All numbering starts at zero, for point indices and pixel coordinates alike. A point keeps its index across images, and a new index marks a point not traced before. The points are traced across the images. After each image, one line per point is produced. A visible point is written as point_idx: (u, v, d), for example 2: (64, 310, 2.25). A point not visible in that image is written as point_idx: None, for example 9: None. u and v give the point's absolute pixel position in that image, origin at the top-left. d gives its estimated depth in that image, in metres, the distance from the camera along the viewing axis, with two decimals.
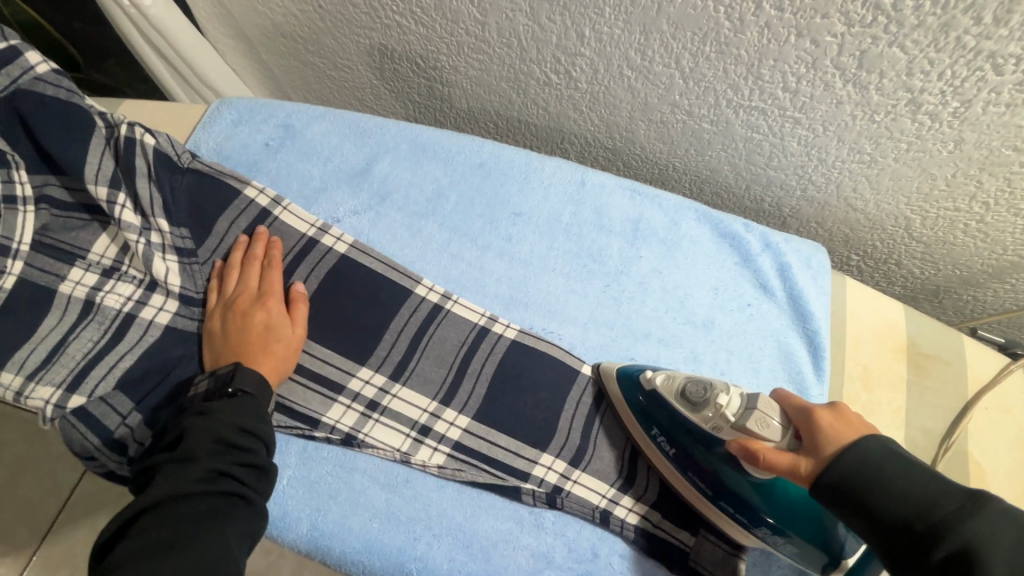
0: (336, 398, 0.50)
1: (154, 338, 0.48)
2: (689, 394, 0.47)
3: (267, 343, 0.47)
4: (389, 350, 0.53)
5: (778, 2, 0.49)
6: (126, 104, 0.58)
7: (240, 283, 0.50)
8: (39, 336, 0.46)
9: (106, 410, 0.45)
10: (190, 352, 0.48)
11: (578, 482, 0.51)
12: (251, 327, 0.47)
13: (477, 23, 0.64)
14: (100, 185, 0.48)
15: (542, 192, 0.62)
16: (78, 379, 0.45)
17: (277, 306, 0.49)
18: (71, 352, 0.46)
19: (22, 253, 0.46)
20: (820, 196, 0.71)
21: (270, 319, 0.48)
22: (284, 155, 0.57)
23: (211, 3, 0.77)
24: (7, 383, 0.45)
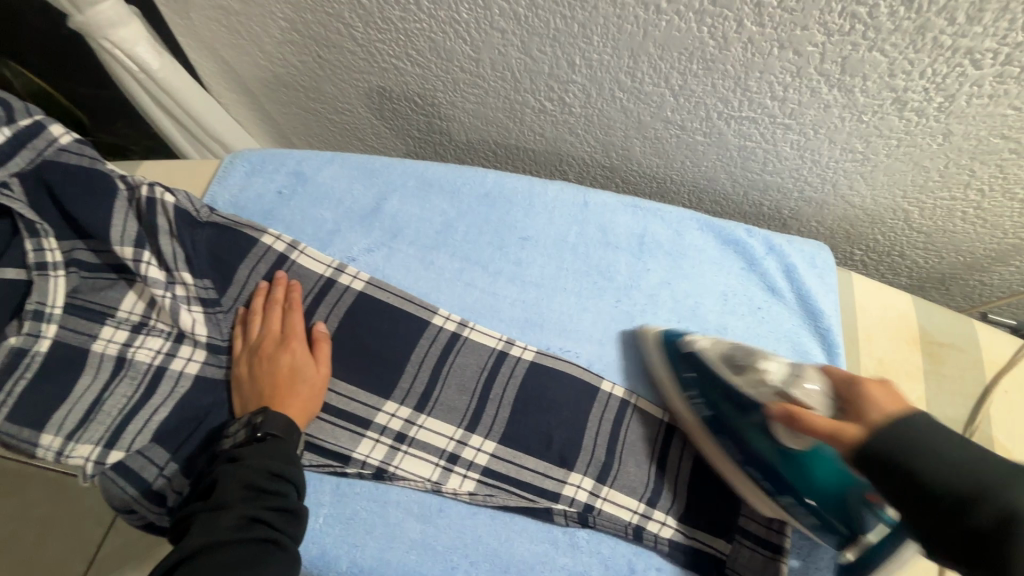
0: (363, 433, 0.51)
1: (184, 388, 0.49)
2: (735, 359, 0.51)
3: (295, 384, 0.49)
4: (412, 382, 0.54)
5: (758, 19, 0.51)
6: (143, 166, 0.61)
7: (263, 328, 0.51)
8: (75, 395, 0.47)
9: (144, 463, 0.46)
10: (220, 399, 0.49)
11: (608, 499, 0.52)
12: (278, 369, 0.49)
13: (470, 61, 0.66)
14: (125, 245, 0.50)
15: (547, 215, 0.63)
16: (115, 434, 0.47)
17: (300, 347, 0.51)
18: (107, 409, 0.47)
19: (55, 316, 0.49)
20: (817, 196, 0.73)
21: (295, 359, 0.50)
22: (296, 200, 0.59)
23: (213, 61, 0.80)
24: (47, 444, 0.46)
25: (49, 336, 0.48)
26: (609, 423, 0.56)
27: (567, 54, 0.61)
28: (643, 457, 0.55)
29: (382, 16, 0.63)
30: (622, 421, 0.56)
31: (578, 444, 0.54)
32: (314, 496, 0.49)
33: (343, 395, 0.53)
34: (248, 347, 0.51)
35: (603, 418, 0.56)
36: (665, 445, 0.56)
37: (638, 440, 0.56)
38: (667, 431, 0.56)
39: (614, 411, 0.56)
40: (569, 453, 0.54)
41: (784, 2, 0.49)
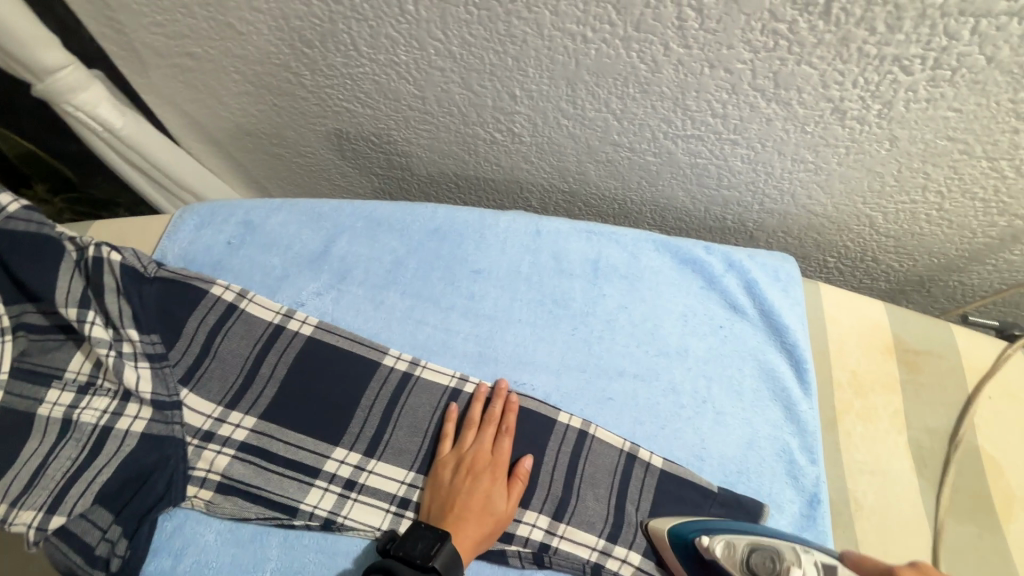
0: (311, 482, 0.50)
1: (130, 447, 0.49)
2: (755, 568, 0.42)
3: (483, 515, 0.48)
4: (362, 426, 0.53)
5: (684, 41, 0.51)
6: (97, 226, 0.61)
7: (472, 446, 0.52)
8: (21, 461, 0.47)
9: (87, 526, 0.47)
10: (167, 456, 0.49)
11: (565, 537, 0.51)
12: (478, 495, 0.49)
13: (417, 99, 0.67)
14: (70, 306, 0.50)
15: (499, 247, 0.63)
16: (58, 499, 0.46)
17: (503, 475, 0.51)
18: (51, 473, 0.47)
19: (1, 381, 0.49)
20: (779, 207, 0.72)
21: (497, 489, 0.50)
22: (245, 249, 0.59)
23: (178, 116, 0.83)
24: None
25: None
26: (566, 456, 0.55)
27: (506, 87, 0.62)
28: (601, 490, 0.54)
29: (326, 64, 0.65)
30: (579, 453, 0.55)
31: (534, 481, 0.53)
32: (260, 552, 0.47)
33: (292, 443, 0.52)
34: (453, 461, 0.51)
35: (560, 451, 0.55)
36: (625, 476, 0.54)
37: (597, 472, 0.54)
38: (627, 462, 0.55)
39: (570, 443, 0.55)
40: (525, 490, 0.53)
41: (705, 24, 0.49)
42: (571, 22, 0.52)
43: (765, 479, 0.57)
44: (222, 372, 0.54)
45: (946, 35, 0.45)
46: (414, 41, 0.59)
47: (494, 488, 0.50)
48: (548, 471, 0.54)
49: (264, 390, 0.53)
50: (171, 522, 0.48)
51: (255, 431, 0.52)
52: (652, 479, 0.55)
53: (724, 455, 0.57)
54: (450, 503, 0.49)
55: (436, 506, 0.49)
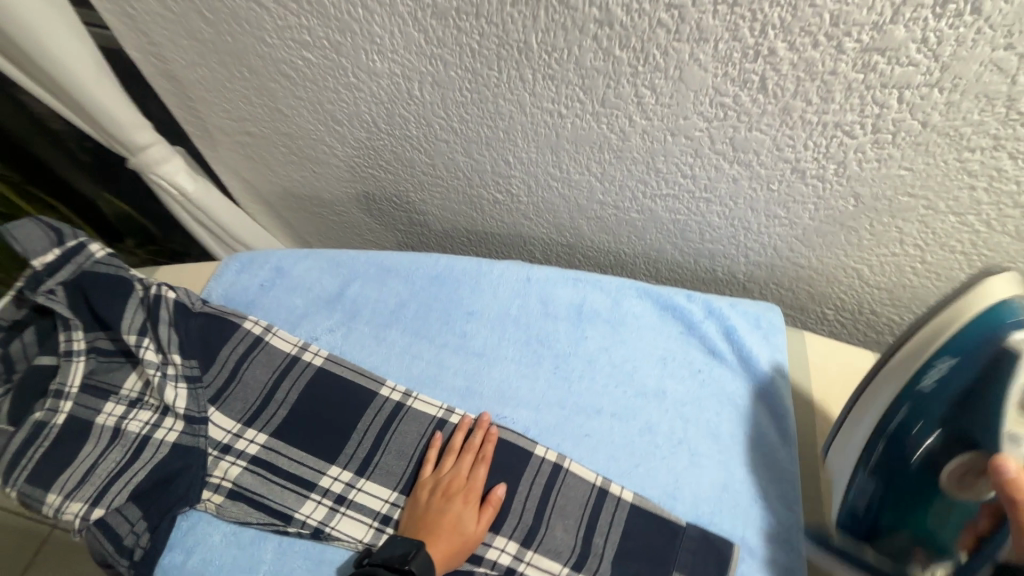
0: (308, 495, 0.57)
1: (162, 454, 0.58)
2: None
3: (455, 533, 0.53)
4: (356, 448, 0.60)
5: (644, 114, 0.59)
6: (163, 270, 0.74)
7: (451, 470, 0.58)
8: (77, 461, 0.57)
9: (121, 519, 0.55)
10: (190, 463, 0.58)
11: (532, 563, 0.55)
12: (452, 515, 0.54)
13: (429, 166, 0.78)
14: (131, 332, 0.62)
15: (491, 292, 0.70)
16: (101, 493, 0.55)
17: (477, 498, 0.56)
18: (99, 471, 0.57)
19: (72, 394, 0.60)
20: (764, 259, 0.75)
21: (470, 511, 0.55)
22: (275, 290, 0.70)
23: (240, 183, 0.98)
24: (50, 501, 0.55)
25: (64, 409, 0.59)
26: (538, 487, 0.58)
27: (501, 155, 0.71)
28: (570, 520, 0.57)
29: (354, 138, 0.77)
30: (551, 485, 0.58)
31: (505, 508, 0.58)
32: (258, 555, 0.54)
33: (296, 460, 0.59)
34: (435, 484, 0.57)
35: (533, 481, 0.59)
36: (594, 510, 0.57)
37: (567, 504, 0.57)
38: (597, 496, 0.58)
39: (544, 475, 0.59)
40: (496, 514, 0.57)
41: (660, 100, 0.56)
42: (547, 101, 0.61)
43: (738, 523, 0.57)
44: (244, 395, 0.63)
45: (877, 104, 0.50)
46: (422, 119, 0.70)
47: (467, 509, 0.55)
48: (521, 500, 0.58)
49: (276, 413, 0.62)
50: (186, 521, 0.56)
51: (266, 446, 0.60)
52: (621, 514, 0.57)
53: (696, 497, 0.58)
54: (427, 520, 0.54)
55: (415, 522, 0.55)
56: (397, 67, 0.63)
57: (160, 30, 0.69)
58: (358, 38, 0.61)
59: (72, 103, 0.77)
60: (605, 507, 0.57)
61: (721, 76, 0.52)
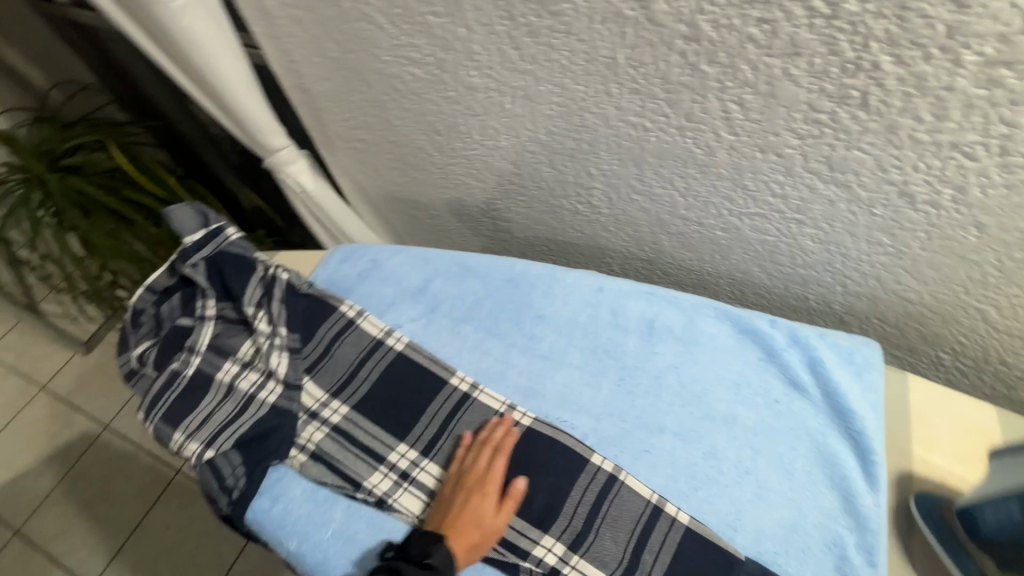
0: (377, 466, 0.62)
1: (264, 412, 0.67)
2: None
3: (475, 526, 0.56)
4: (423, 431, 0.64)
5: (732, 130, 0.58)
6: (282, 255, 0.86)
7: (470, 465, 0.60)
8: (199, 408, 0.67)
9: (225, 462, 0.64)
10: (284, 422, 0.66)
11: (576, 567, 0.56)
12: (472, 509, 0.57)
13: (515, 175, 0.82)
14: (251, 305, 0.73)
15: (564, 298, 0.72)
16: (213, 438, 0.65)
17: (494, 491, 0.59)
18: (213, 419, 0.66)
19: (200, 351, 0.71)
20: (865, 290, 0.69)
21: (488, 503, 0.58)
22: (370, 280, 0.78)
23: (351, 184, 1.10)
24: (177, 438, 0.66)
25: (193, 363, 0.70)
26: (590, 495, 0.58)
27: (584, 167, 0.73)
28: (620, 534, 0.56)
29: (450, 147, 0.84)
30: (604, 495, 0.58)
31: (555, 508, 0.58)
32: (329, 512, 0.60)
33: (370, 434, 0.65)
34: (457, 477, 0.60)
35: (586, 487, 0.59)
36: (646, 527, 0.56)
37: (619, 516, 0.57)
38: (650, 512, 0.57)
39: (598, 483, 0.59)
40: (545, 513, 0.58)
41: (749, 115, 0.55)
42: (632, 115, 0.62)
43: (805, 568, 0.53)
44: (334, 370, 0.70)
45: (1004, 123, 0.45)
46: (512, 130, 0.74)
47: (486, 502, 0.58)
48: (572, 503, 0.58)
49: (359, 389, 0.68)
50: (274, 474, 0.64)
51: (346, 417, 0.66)
52: (673, 537, 0.55)
53: (760, 532, 0.55)
54: (450, 513, 0.58)
55: (439, 514, 0.58)
56: (492, 82, 0.68)
57: (300, 51, 0.81)
58: (459, 56, 0.66)
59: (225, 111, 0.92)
60: (657, 526, 0.56)
61: (816, 92, 0.50)
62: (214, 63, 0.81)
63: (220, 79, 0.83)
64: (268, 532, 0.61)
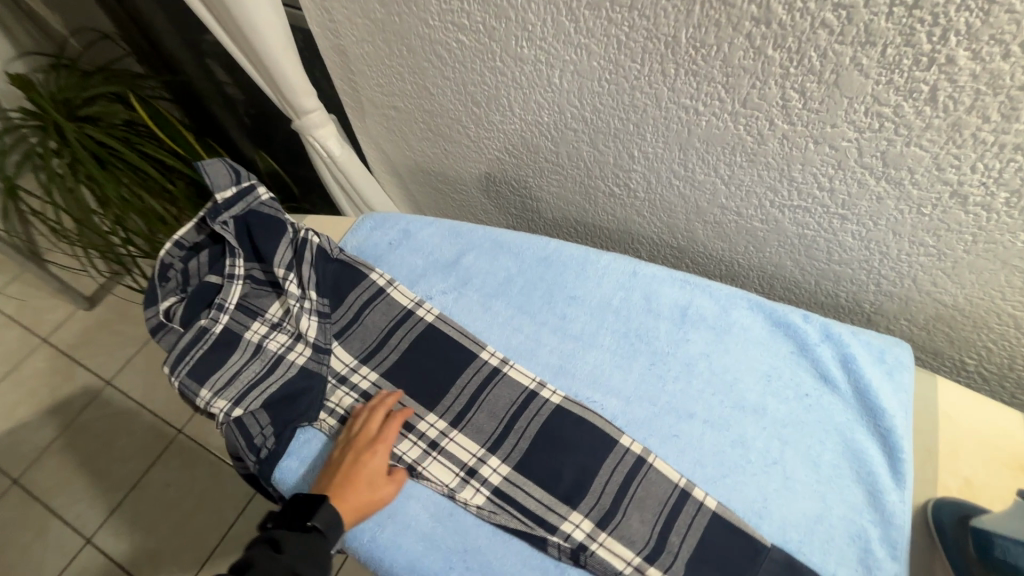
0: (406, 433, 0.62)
1: (292, 373, 0.67)
2: None
3: (362, 483, 0.57)
4: (452, 402, 0.64)
5: (788, 118, 0.57)
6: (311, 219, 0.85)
7: (361, 427, 0.61)
8: (226, 366, 0.67)
9: (253, 421, 0.64)
10: (313, 385, 0.66)
11: (604, 545, 0.55)
12: (360, 466, 0.58)
13: (552, 153, 0.81)
14: (282, 266, 0.72)
15: (596, 280, 0.71)
16: (242, 396, 0.65)
17: (385, 449, 0.59)
18: (242, 378, 0.66)
19: (228, 309, 0.70)
20: (899, 290, 0.69)
21: (378, 462, 0.59)
22: (401, 249, 0.77)
23: (378, 153, 1.09)
24: (203, 395, 0.65)
25: (222, 321, 0.70)
26: (619, 475, 0.59)
27: (626, 148, 0.72)
28: (648, 516, 0.56)
29: (488, 120, 0.82)
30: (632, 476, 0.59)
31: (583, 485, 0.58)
32: None
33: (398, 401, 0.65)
34: (342, 440, 0.61)
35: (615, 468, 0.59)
36: (672, 510, 0.56)
37: (647, 498, 0.57)
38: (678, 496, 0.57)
39: (627, 465, 0.59)
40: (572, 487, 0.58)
41: (808, 104, 0.54)
42: (685, 97, 0.61)
43: (830, 558, 0.54)
44: (363, 336, 0.70)
45: None
46: (556, 106, 0.73)
47: (376, 460, 0.58)
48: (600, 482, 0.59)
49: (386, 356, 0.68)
50: (302, 436, 0.65)
51: (375, 384, 0.67)
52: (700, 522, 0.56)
53: (785, 522, 0.56)
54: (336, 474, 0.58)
55: (328, 475, 0.59)
56: (542, 54, 0.66)
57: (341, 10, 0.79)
58: (512, 24, 0.65)
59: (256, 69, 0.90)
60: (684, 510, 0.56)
61: (884, 84, 0.49)
62: (252, 17, 0.79)
63: (257, 34, 0.81)
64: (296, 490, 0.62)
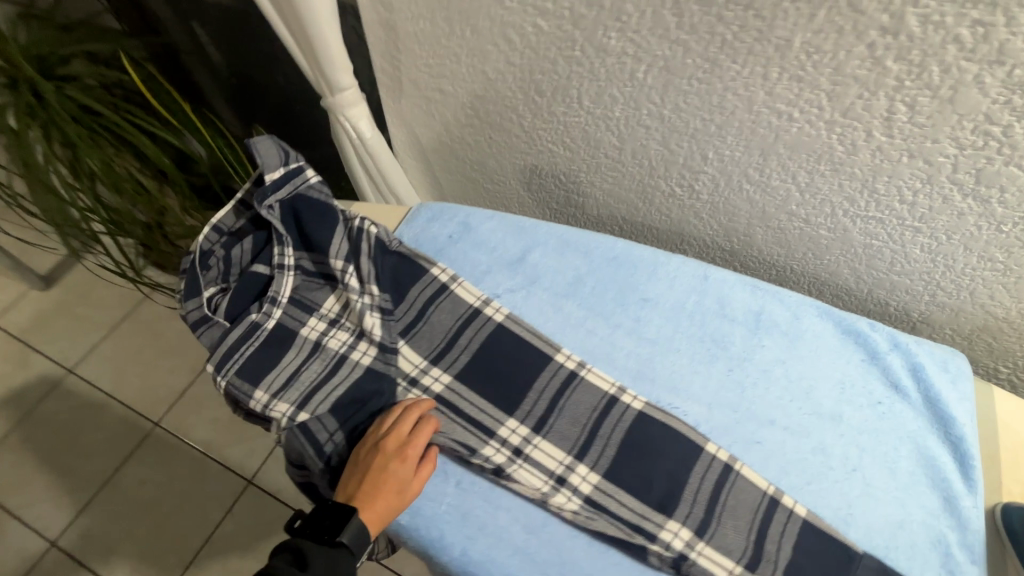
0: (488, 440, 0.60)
1: (358, 375, 0.62)
2: None
3: (391, 492, 0.54)
4: (531, 408, 0.62)
5: (888, 131, 0.57)
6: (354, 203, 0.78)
7: (387, 432, 0.57)
8: (282, 365, 0.62)
9: (320, 427, 0.60)
10: (382, 388, 0.62)
11: (703, 554, 0.55)
12: (388, 474, 0.55)
13: (615, 149, 0.79)
14: (338, 258, 0.66)
15: (668, 283, 0.70)
16: (306, 399, 0.60)
17: (414, 459, 0.56)
18: (302, 379, 0.61)
19: (281, 302, 0.64)
20: (952, 302, 0.72)
21: (406, 470, 0.55)
22: (462, 244, 0.73)
23: (407, 137, 1.02)
24: (259, 398, 0.60)
25: (274, 316, 0.64)
26: (709, 481, 0.58)
27: (701, 149, 0.71)
28: (741, 523, 0.57)
29: (549, 111, 0.79)
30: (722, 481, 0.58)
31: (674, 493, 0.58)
32: (440, 487, 0.57)
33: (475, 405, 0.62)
34: (366, 444, 0.58)
35: (704, 472, 0.59)
36: (765, 517, 0.57)
37: (739, 505, 0.57)
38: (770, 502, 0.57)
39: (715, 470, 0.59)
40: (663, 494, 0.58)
41: (915, 118, 0.55)
42: (782, 103, 0.60)
43: (913, 561, 0.56)
44: (430, 335, 0.66)
45: None
46: (633, 102, 0.70)
47: (405, 469, 0.55)
48: (690, 487, 0.58)
49: (460, 359, 0.65)
50: None
51: (448, 388, 0.63)
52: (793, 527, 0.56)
53: (870, 527, 0.57)
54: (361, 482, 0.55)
55: (352, 481, 0.56)
56: (631, 47, 0.64)
57: None
58: (605, 13, 0.62)
59: (292, 37, 0.82)
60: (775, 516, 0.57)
61: (1001, 103, 0.50)
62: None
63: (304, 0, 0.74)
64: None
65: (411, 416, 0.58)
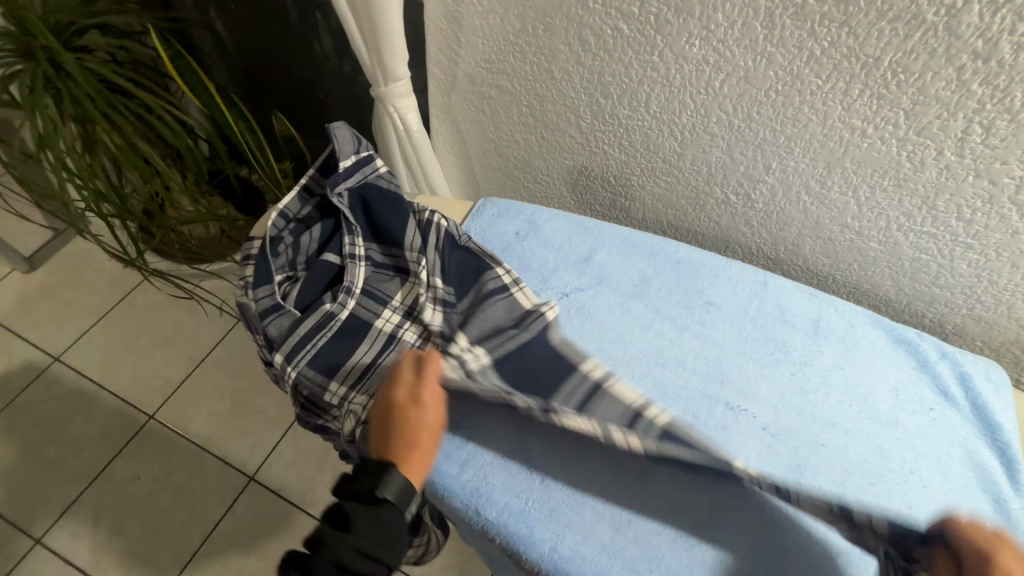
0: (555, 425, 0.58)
1: None
2: None
3: (424, 441, 0.56)
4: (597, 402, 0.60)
5: (959, 150, 0.60)
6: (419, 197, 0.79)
7: (398, 387, 0.58)
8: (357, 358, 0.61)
9: None
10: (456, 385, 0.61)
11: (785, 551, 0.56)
12: (417, 425, 0.56)
13: (674, 155, 0.80)
14: (412, 251, 0.66)
15: (730, 288, 0.72)
16: None
17: (430, 403, 0.58)
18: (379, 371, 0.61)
19: (355, 292, 0.63)
20: (989, 316, 0.76)
21: (429, 416, 0.57)
22: (528, 240, 0.73)
23: (449, 131, 1.01)
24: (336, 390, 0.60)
25: (348, 307, 0.62)
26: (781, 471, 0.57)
27: (765, 159, 0.73)
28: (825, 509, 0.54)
29: (612, 113, 0.80)
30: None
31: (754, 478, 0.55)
32: (525, 484, 0.57)
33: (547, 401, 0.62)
34: (380, 402, 0.58)
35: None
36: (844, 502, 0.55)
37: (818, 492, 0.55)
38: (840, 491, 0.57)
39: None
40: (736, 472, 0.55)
41: (988, 140, 0.58)
42: (857, 118, 0.63)
43: None
44: (487, 327, 0.64)
45: None
46: (703, 109, 0.72)
47: (426, 415, 0.57)
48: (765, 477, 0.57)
49: (519, 352, 0.62)
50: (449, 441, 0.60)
51: None
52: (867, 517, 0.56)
53: None
54: (387, 440, 0.56)
55: (377, 442, 0.56)
56: (713, 56, 0.65)
57: None
58: (692, 21, 0.63)
59: (355, 23, 0.81)
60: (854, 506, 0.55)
61: None
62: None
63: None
64: (450, 490, 0.58)
65: (415, 370, 0.59)
